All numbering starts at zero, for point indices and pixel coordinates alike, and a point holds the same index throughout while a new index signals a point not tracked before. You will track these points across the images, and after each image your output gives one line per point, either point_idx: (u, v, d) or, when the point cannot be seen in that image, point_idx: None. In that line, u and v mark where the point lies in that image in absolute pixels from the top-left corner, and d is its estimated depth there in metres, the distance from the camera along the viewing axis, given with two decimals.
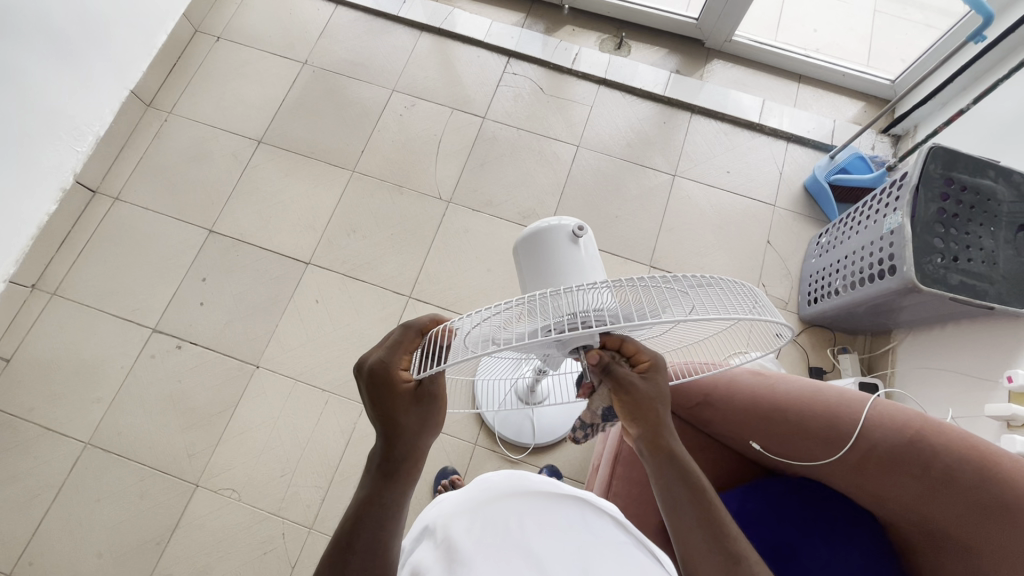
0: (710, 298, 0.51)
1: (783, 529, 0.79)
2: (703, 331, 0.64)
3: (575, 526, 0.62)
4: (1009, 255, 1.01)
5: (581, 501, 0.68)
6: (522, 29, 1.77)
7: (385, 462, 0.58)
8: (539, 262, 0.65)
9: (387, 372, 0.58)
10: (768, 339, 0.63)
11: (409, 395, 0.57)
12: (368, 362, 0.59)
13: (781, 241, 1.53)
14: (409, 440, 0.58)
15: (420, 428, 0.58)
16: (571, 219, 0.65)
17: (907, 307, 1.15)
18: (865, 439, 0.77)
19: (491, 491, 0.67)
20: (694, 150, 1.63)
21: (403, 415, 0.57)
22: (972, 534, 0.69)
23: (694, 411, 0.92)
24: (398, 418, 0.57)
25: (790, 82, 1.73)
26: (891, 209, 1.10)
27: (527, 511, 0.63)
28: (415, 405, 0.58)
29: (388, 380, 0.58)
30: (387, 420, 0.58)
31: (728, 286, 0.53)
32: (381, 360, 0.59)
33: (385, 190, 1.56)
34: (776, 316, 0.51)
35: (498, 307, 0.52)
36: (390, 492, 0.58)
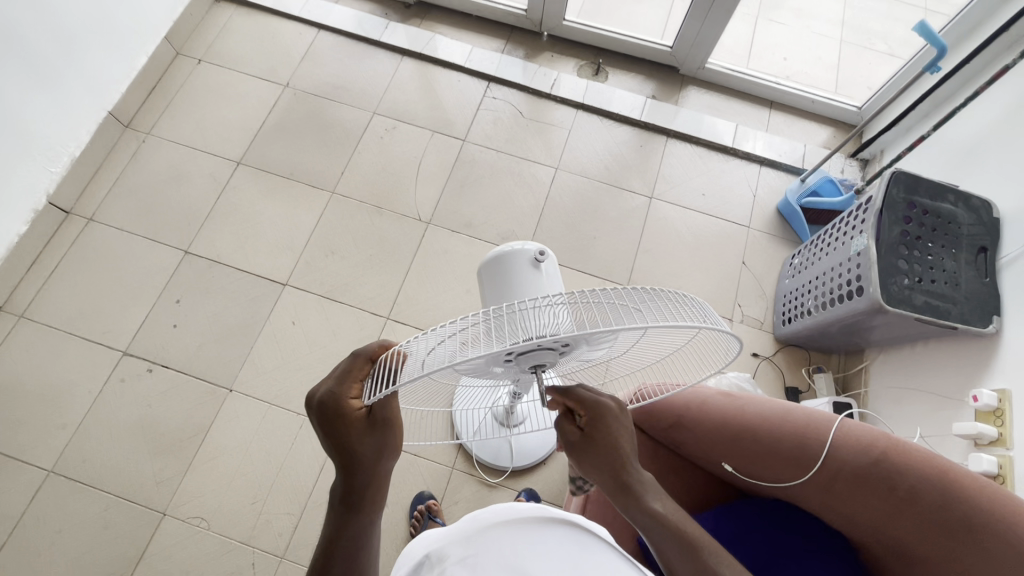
0: (657, 308, 0.52)
1: (760, 551, 0.79)
2: (657, 347, 0.64)
3: (573, 552, 0.59)
4: (970, 276, 1.05)
5: (575, 528, 0.64)
6: (501, 55, 1.81)
7: (347, 494, 0.57)
8: (503, 289, 0.65)
9: (338, 403, 0.57)
10: (722, 353, 0.63)
11: (363, 422, 0.57)
12: (317, 396, 0.58)
13: (756, 262, 1.55)
14: (369, 467, 0.57)
15: (379, 454, 0.58)
16: (534, 244, 0.66)
17: (877, 327, 1.17)
18: (832, 460, 0.78)
19: (480, 520, 0.65)
20: (670, 172, 1.66)
21: (358, 443, 0.57)
22: (938, 554, 0.70)
23: (667, 432, 0.92)
24: (352, 445, 0.56)
25: (762, 108, 1.78)
26: (857, 231, 1.13)
27: (519, 536, 0.60)
28: (370, 433, 0.57)
29: (338, 411, 0.56)
30: (344, 452, 0.57)
31: (676, 299, 0.54)
32: (331, 392, 0.57)
33: (365, 211, 1.57)
34: (724, 327, 0.52)
35: (454, 325, 0.52)
36: (357, 525, 0.57)
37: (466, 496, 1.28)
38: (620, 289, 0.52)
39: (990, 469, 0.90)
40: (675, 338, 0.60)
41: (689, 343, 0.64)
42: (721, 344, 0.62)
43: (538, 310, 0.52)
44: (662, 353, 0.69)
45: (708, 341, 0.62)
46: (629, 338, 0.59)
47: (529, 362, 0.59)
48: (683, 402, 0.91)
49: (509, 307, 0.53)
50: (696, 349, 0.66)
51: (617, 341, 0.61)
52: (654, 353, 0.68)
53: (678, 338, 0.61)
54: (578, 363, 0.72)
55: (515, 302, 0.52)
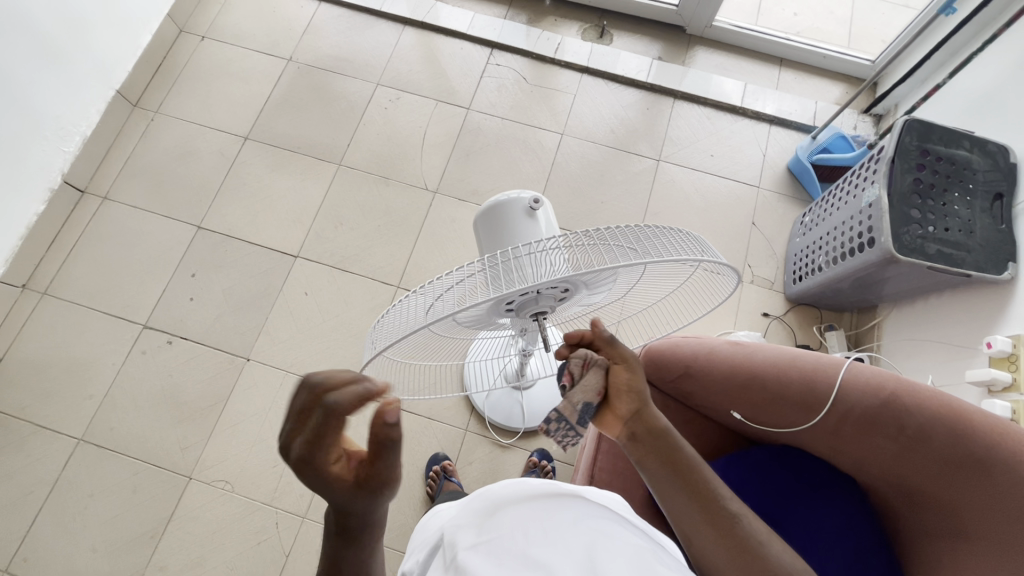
0: (654, 245, 0.52)
1: (764, 493, 0.83)
2: (657, 285, 0.65)
3: (584, 529, 0.55)
4: (986, 223, 1.03)
5: (591, 505, 0.60)
6: (504, 21, 1.78)
7: (342, 541, 0.47)
8: (498, 239, 0.65)
9: (318, 466, 0.42)
10: (716, 288, 0.64)
11: (359, 490, 0.43)
12: (291, 453, 0.42)
13: (766, 222, 1.54)
14: (370, 521, 0.46)
15: (381, 513, 0.46)
16: (529, 192, 0.65)
17: (891, 279, 1.15)
18: (841, 402, 0.78)
19: (496, 496, 0.63)
20: (678, 134, 1.64)
21: (358, 508, 0.44)
22: (949, 492, 0.71)
23: (675, 383, 0.93)
24: (369, 493, 0.44)
25: (772, 66, 1.74)
26: (868, 183, 1.11)
27: (531, 514, 0.57)
28: (369, 500, 0.44)
29: (325, 475, 0.42)
30: (337, 510, 0.45)
31: (671, 233, 0.54)
32: (303, 453, 0.41)
33: (370, 182, 1.57)
34: (720, 258, 0.52)
35: (453, 278, 0.53)
36: (360, 562, 0.48)
37: (480, 457, 1.30)
38: (612, 228, 0.51)
39: (1005, 414, 0.89)
40: (671, 276, 0.61)
41: (686, 279, 0.65)
42: (716, 279, 0.63)
43: (534, 256, 0.52)
44: (660, 291, 0.70)
45: (706, 275, 0.62)
46: (627, 278, 0.59)
47: (527, 311, 0.61)
48: (691, 352, 0.92)
49: (506, 254, 0.53)
50: (693, 288, 0.67)
51: (616, 283, 0.61)
52: (653, 292, 0.69)
53: (676, 275, 0.61)
54: (583, 305, 0.73)
55: (512, 249, 0.52)
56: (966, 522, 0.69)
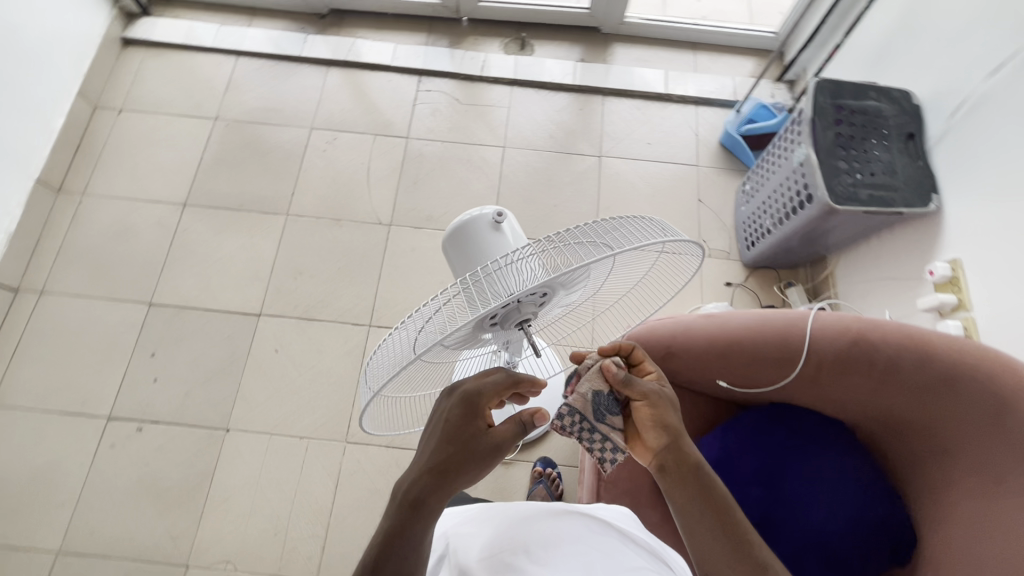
0: (620, 237, 0.54)
1: (763, 453, 0.88)
2: (628, 273, 0.67)
3: (582, 553, 0.66)
4: (905, 162, 1.11)
5: (590, 522, 0.71)
6: (426, 47, 1.81)
7: (410, 496, 0.59)
8: (469, 258, 0.66)
9: (477, 403, 0.63)
10: (684, 265, 0.66)
11: (485, 439, 0.62)
12: (463, 387, 0.64)
13: (711, 197, 1.61)
14: (454, 479, 0.60)
15: (472, 472, 0.62)
16: (490, 206, 0.66)
17: (834, 229, 1.22)
18: (813, 351, 0.83)
19: (507, 510, 0.73)
20: (613, 129, 1.70)
21: (470, 453, 0.61)
22: (925, 413, 0.76)
23: (660, 366, 0.95)
24: (471, 445, 0.62)
25: (687, 51, 1.83)
26: (796, 144, 1.18)
27: (534, 536, 0.68)
28: (484, 449, 0.62)
29: (474, 412, 0.63)
30: (445, 458, 0.60)
31: (634, 222, 0.56)
32: (475, 390, 0.64)
33: (323, 226, 1.55)
34: (684, 236, 0.54)
35: (432, 305, 0.53)
36: (415, 531, 0.57)
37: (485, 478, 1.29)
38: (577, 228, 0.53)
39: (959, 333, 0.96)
40: (640, 262, 0.63)
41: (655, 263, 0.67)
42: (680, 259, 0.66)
43: (508, 268, 0.53)
44: (632, 278, 0.72)
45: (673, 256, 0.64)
46: (600, 272, 0.61)
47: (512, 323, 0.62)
48: (669, 332, 0.93)
49: (481, 272, 0.54)
50: (663, 269, 0.69)
51: (590, 279, 0.63)
52: (626, 281, 0.71)
53: (645, 260, 0.63)
54: (562, 308, 0.75)
55: (486, 266, 0.53)
56: (945, 437, 0.75)
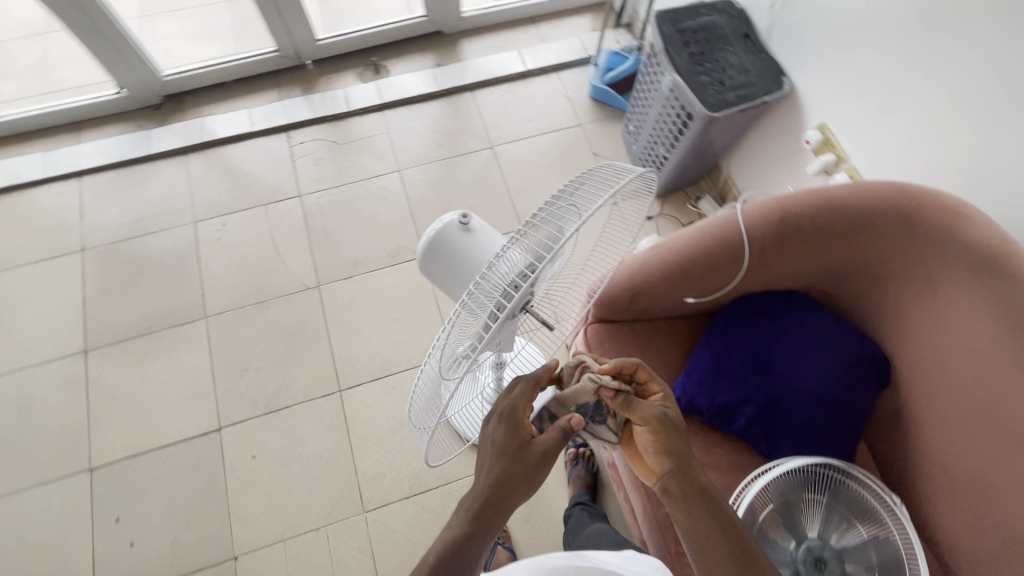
0: (582, 198, 0.57)
1: (746, 344, 0.97)
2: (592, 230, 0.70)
3: None
4: (752, 59, 1.26)
5: None
6: (281, 102, 1.74)
7: (472, 511, 0.62)
8: (449, 267, 0.66)
9: (514, 415, 0.66)
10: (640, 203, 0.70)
11: (531, 448, 0.64)
12: (500, 406, 0.67)
13: (603, 148, 1.70)
14: (508, 489, 0.63)
15: (527, 480, 0.64)
16: (453, 212, 0.67)
17: (719, 135, 1.35)
18: (754, 240, 0.92)
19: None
20: (492, 118, 1.74)
21: (522, 460, 0.64)
22: (857, 250, 0.90)
23: (631, 306, 1.01)
24: (532, 475, 0.64)
25: (528, 26, 1.91)
26: (660, 74, 1.30)
27: None
28: (532, 455, 0.64)
29: (514, 422, 0.65)
30: (500, 473, 0.63)
31: (589, 181, 0.59)
32: (511, 406, 0.66)
33: (249, 314, 1.46)
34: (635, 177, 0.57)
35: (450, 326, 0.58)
36: (479, 545, 0.61)
37: None
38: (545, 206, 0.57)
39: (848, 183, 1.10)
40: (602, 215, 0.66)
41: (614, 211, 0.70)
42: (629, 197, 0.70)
43: (498, 266, 0.56)
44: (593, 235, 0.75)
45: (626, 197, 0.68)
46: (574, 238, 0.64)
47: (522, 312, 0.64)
48: (628, 274, 1.00)
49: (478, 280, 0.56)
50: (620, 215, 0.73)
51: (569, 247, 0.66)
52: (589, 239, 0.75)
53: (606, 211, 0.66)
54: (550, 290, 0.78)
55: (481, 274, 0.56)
56: (879, 261, 0.89)
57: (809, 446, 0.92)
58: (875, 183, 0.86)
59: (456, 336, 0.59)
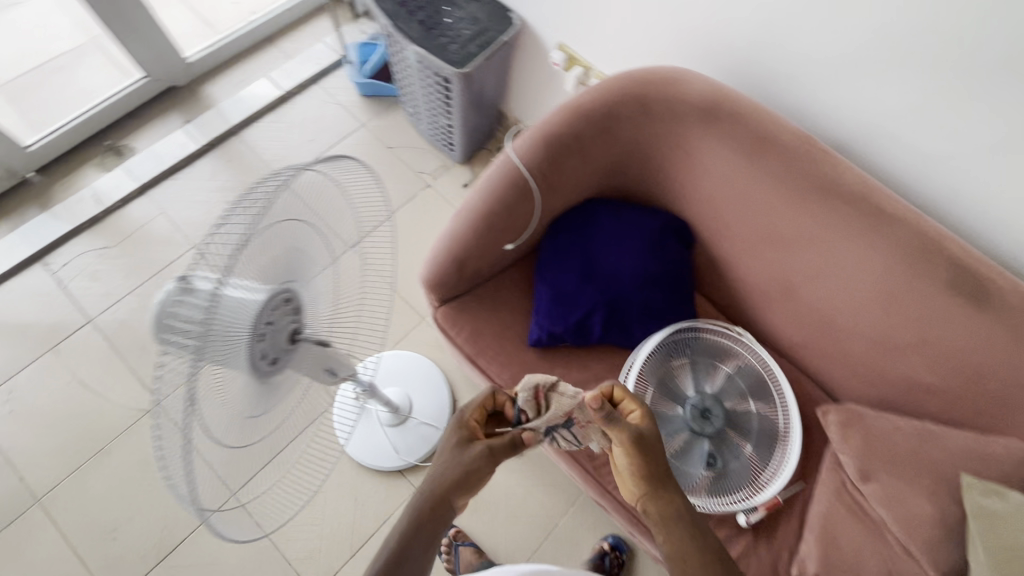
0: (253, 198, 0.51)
1: (573, 260, 1.02)
2: (331, 231, 0.63)
3: None
4: (478, 7, 1.30)
5: None
6: (18, 230, 1.47)
7: (420, 510, 0.67)
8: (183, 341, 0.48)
9: (466, 424, 0.72)
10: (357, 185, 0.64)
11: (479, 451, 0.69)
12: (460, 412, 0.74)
13: (395, 138, 1.68)
14: (453, 490, 0.68)
15: (465, 482, 0.68)
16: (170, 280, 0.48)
17: (484, 87, 1.39)
18: (535, 171, 0.96)
19: None
20: (272, 153, 1.63)
21: (467, 458, 0.68)
22: (619, 144, 0.98)
23: (461, 275, 1.02)
24: (474, 473, 0.68)
25: (268, 47, 1.79)
26: (402, 50, 1.31)
27: None
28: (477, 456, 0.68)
29: (466, 427, 0.72)
30: (445, 474, 0.68)
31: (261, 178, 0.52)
32: (465, 416, 0.73)
33: (91, 471, 1.26)
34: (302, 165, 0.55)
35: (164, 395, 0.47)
36: (427, 538, 0.66)
37: None
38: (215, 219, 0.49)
39: None
40: (317, 210, 0.59)
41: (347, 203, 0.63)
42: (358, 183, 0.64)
43: (178, 305, 0.47)
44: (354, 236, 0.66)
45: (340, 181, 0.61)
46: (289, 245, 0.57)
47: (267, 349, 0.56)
48: (444, 247, 1.01)
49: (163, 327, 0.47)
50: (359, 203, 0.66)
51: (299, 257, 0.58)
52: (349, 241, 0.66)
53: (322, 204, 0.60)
54: (327, 313, 0.67)
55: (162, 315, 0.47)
56: (640, 146, 0.98)
57: (658, 322, 1.03)
58: (607, 82, 0.94)
59: (160, 387, 0.46)
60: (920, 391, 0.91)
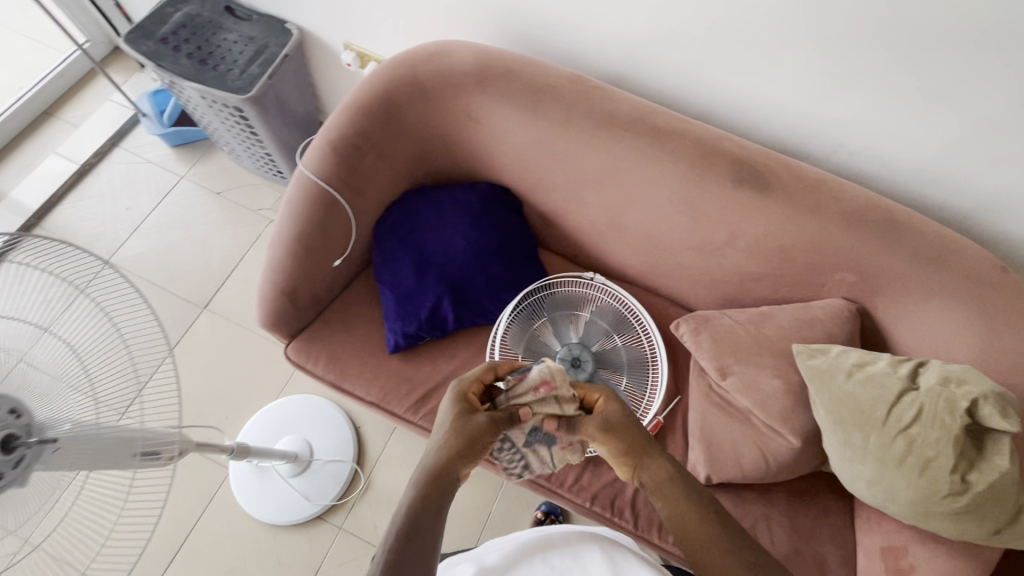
0: None
1: (407, 257, 1.01)
2: (71, 328, 0.58)
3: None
4: (250, 26, 1.23)
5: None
6: None
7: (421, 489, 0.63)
8: None
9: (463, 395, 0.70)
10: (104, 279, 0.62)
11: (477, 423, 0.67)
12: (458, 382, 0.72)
13: (222, 182, 1.57)
14: (458, 463, 0.65)
15: (470, 448, 0.65)
16: None
17: (289, 106, 1.32)
18: (332, 180, 0.94)
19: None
20: (87, 235, 1.48)
21: (467, 427, 0.66)
22: (411, 132, 0.97)
23: (297, 304, 0.98)
24: (478, 441, 0.66)
25: (50, 122, 1.61)
26: (182, 90, 1.21)
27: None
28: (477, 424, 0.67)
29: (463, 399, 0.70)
30: (450, 445, 0.65)
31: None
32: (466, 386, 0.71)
33: None
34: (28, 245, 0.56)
35: None
36: (429, 515, 0.61)
37: (371, 514, 1.24)
38: None
39: None
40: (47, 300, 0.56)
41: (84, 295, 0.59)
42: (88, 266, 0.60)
43: None
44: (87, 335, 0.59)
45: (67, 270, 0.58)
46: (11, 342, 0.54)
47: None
48: (269, 283, 0.96)
49: None
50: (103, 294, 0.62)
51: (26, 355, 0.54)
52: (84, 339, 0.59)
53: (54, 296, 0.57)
54: (84, 404, 0.58)
55: None
56: (432, 129, 0.97)
57: (509, 291, 1.03)
58: (376, 74, 0.93)
59: None
60: (748, 281, 0.97)
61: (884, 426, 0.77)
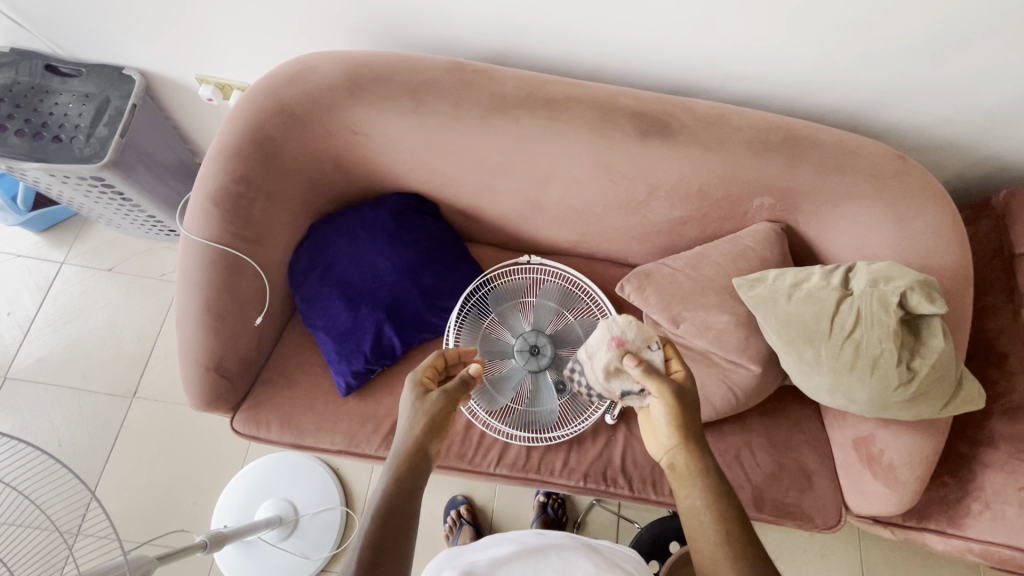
0: None
1: (333, 294, 0.95)
2: None
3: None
4: (81, 83, 1.08)
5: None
6: None
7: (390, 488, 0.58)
8: None
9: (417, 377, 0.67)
10: None
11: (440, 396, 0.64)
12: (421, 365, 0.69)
13: (110, 256, 1.42)
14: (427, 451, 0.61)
15: (436, 427, 0.62)
16: None
17: (158, 160, 1.19)
18: (225, 236, 0.87)
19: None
20: None
21: (428, 407, 0.63)
22: (295, 163, 0.90)
23: (229, 374, 0.92)
24: (442, 418, 0.63)
25: None
26: (26, 173, 1.05)
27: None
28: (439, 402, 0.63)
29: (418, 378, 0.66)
30: (416, 432, 0.61)
31: None
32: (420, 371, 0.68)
33: None
34: None
35: None
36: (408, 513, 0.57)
37: None
38: None
39: None
40: None
41: None
42: None
43: None
44: None
45: None
46: None
47: None
48: (191, 361, 0.89)
49: None
50: None
51: None
52: None
53: None
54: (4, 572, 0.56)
55: None
56: (317, 155, 0.91)
57: (449, 298, 0.99)
58: (237, 112, 0.85)
59: None
60: (676, 227, 0.97)
61: (830, 338, 0.80)
